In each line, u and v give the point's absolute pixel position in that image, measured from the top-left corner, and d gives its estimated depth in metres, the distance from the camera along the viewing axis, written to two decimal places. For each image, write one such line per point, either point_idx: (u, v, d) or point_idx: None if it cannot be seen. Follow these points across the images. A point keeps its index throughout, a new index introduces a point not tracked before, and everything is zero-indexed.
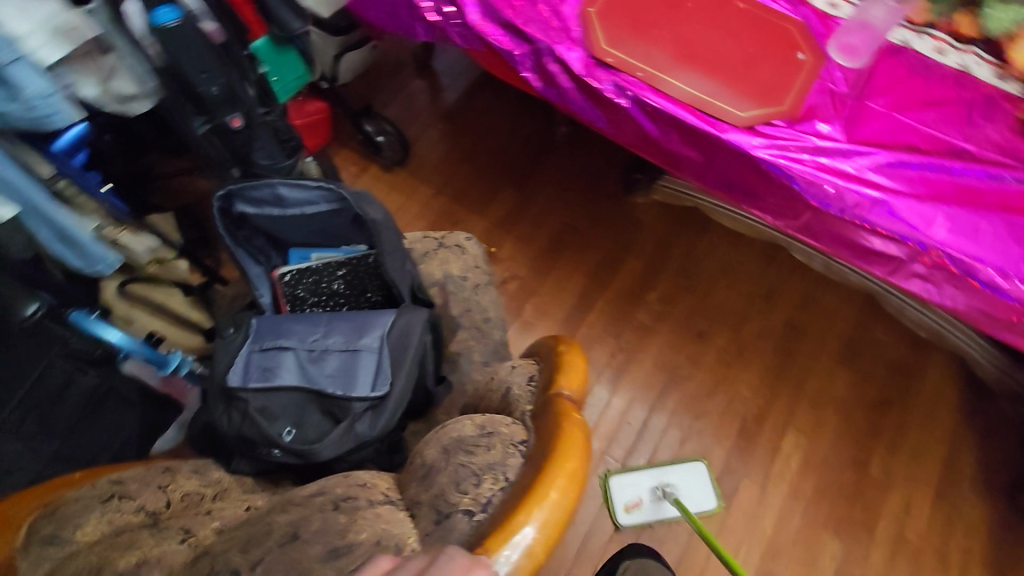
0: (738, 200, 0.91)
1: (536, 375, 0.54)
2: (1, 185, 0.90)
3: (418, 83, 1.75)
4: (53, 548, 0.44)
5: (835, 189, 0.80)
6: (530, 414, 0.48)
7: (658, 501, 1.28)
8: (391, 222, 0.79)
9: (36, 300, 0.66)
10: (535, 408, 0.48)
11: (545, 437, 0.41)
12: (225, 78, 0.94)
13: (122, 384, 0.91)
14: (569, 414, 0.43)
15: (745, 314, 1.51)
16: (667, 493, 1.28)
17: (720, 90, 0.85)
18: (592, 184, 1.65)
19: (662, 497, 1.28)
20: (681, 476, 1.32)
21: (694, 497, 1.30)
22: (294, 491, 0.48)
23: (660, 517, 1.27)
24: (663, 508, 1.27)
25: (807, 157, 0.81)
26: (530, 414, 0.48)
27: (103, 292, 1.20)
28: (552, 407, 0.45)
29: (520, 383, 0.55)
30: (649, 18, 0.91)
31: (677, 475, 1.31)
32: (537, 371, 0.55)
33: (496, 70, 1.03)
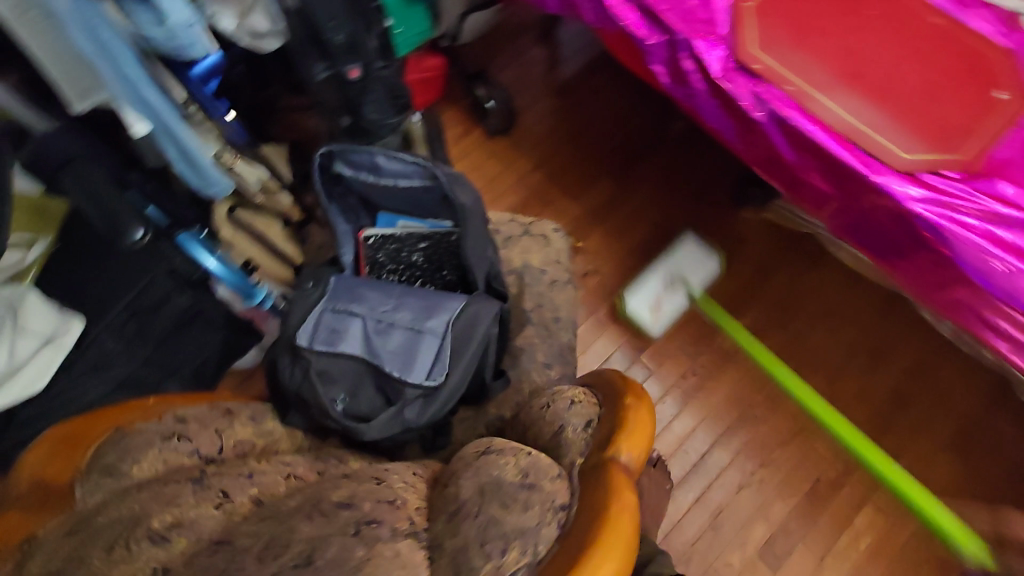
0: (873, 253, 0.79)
1: (595, 421, 0.49)
2: (143, 104, 0.96)
3: (539, 50, 1.67)
4: (110, 480, 0.48)
5: (1006, 269, 0.65)
6: (578, 470, 0.44)
7: (672, 292, 1.38)
8: (479, 209, 0.76)
9: (142, 226, 0.70)
10: (585, 465, 0.44)
11: (589, 515, 0.37)
12: (352, 28, 0.93)
13: (210, 309, 0.97)
14: (622, 488, 0.39)
15: (844, 366, 1.36)
16: (680, 282, 1.37)
17: (883, 123, 0.72)
18: (702, 188, 1.52)
19: (675, 287, 1.37)
20: (685, 259, 1.39)
21: (698, 268, 1.40)
22: (328, 484, 0.47)
23: (675, 306, 1.38)
24: (675, 297, 1.38)
25: (976, 224, 0.67)
26: (579, 470, 0.44)
27: (215, 212, 1.28)
28: (602, 472, 0.41)
29: (575, 426, 0.50)
30: (814, 23, 0.78)
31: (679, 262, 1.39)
32: (597, 416, 0.51)
33: (622, 54, 0.94)
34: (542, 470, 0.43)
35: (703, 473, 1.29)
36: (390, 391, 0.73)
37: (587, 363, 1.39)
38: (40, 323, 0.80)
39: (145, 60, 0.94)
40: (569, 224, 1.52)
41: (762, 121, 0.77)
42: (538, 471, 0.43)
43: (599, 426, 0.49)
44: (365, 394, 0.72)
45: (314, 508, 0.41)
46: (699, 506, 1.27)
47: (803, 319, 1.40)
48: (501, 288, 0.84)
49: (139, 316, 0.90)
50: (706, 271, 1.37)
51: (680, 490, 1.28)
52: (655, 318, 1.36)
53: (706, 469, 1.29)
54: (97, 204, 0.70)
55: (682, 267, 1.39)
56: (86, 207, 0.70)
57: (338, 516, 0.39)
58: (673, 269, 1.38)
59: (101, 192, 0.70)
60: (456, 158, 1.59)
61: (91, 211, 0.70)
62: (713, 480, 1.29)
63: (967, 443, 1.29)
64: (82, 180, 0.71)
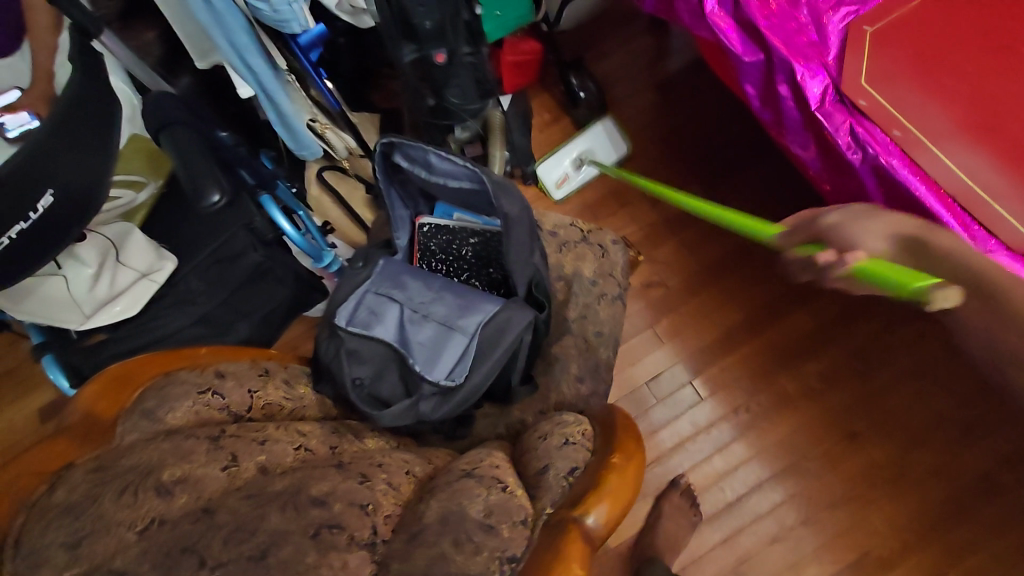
0: None
1: (579, 468, 0.48)
2: (250, 71, 1.04)
3: (645, 40, 1.58)
4: (146, 422, 0.55)
5: None
6: (544, 522, 0.44)
7: (578, 169, 1.48)
8: (525, 217, 0.75)
9: (218, 191, 0.76)
10: (551, 518, 0.43)
11: None
12: (440, 15, 0.98)
13: (280, 266, 1.06)
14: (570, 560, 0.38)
15: (925, 436, 1.21)
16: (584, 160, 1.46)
17: (1006, 188, 0.61)
18: (797, 212, 1.39)
19: (580, 164, 1.47)
20: (596, 144, 1.48)
21: (608, 150, 1.49)
22: (319, 471, 0.51)
23: (582, 177, 1.48)
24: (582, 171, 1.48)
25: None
26: (543, 523, 0.44)
27: (307, 170, 1.35)
28: (559, 530, 0.41)
29: (559, 469, 0.50)
30: (947, 57, 0.67)
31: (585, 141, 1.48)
32: (584, 465, 0.50)
33: (717, 65, 0.87)
34: (505, 513, 0.44)
35: (735, 515, 1.22)
36: (412, 380, 0.75)
37: (634, 376, 1.35)
38: (139, 259, 0.92)
39: (256, 29, 1.01)
40: (643, 229, 1.45)
41: (856, 165, 0.69)
42: (503, 511, 0.44)
43: (580, 474, 0.48)
44: (389, 378, 0.76)
45: (292, 498, 0.44)
46: (723, 547, 1.21)
47: (885, 376, 1.25)
48: (541, 297, 0.83)
49: (219, 264, 1.00)
50: (611, 152, 1.47)
51: (706, 526, 1.22)
52: (563, 187, 1.48)
53: (740, 512, 1.22)
54: (188, 165, 0.78)
55: (590, 147, 1.48)
56: (179, 167, 0.78)
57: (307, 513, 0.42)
58: (584, 150, 1.47)
59: (192, 158, 0.79)
60: (539, 145, 1.57)
61: (182, 173, 0.78)
62: (745, 524, 1.22)
63: None
64: (180, 144, 0.80)
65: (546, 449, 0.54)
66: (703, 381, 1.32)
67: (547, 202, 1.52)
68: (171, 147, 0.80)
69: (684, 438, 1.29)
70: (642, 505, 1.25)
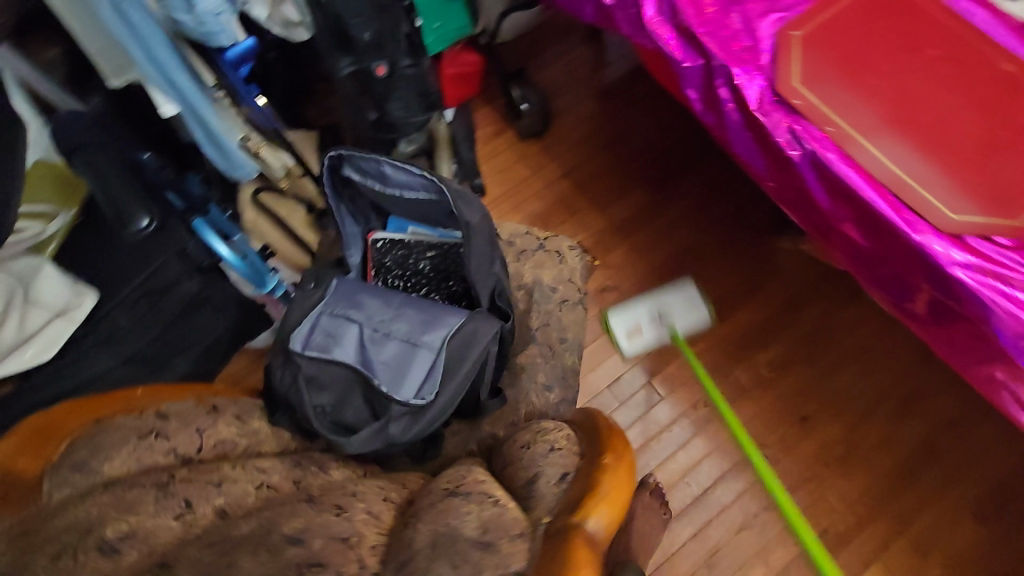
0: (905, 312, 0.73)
1: (571, 473, 0.47)
2: (172, 87, 0.97)
3: (580, 53, 1.62)
4: (79, 476, 0.48)
5: None
6: (543, 530, 0.42)
7: (656, 328, 1.32)
8: (485, 226, 0.74)
9: (149, 215, 0.70)
10: (551, 526, 0.42)
11: None
12: (379, 26, 0.93)
13: (221, 294, 0.98)
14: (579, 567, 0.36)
15: (865, 414, 1.29)
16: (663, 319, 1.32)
17: (929, 174, 0.66)
18: (734, 212, 1.46)
19: (659, 323, 1.32)
20: (676, 300, 1.34)
21: (688, 312, 1.33)
22: (289, 507, 0.46)
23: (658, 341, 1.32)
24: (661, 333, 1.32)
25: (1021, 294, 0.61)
26: (543, 532, 0.42)
27: (241, 195, 1.30)
28: (564, 537, 0.39)
29: (550, 477, 0.48)
30: (866, 58, 0.72)
31: (670, 298, 1.35)
32: (574, 469, 0.48)
33: (657, 72, 0.90)
34: (501, 527, 0.42)
35: (704, 508, 1.25)
36: (378, 403, 0.72)
37: (596, 381, 1.35)
38: (53, 295, 0.83)
39: (177, 44, 0.95)
40: (593, 236, 1.48)
41: (797, 161, 0.72)
42: (500, 525, 0.42)
43: (573, 477, 0.46)
44: (353, 404, 0.71)
45: (263, 539, 0.40)
46: (695, 541, 1.23)
47: (827, 360, 1.33)
48: (504, 306, 0.81)
49: (149, 296, 0.92)
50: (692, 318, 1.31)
51: (678, 523, 1.24)
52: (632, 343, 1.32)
53: (707, 504, 1.25)
54: (110, 187, 0.71)
55: (669, 306, 1.34)
56: (98, 191, 0.71)
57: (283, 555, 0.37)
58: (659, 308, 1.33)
59: (114, 179, 0.72)
60: (485, 158, 1.57)
61: (101, 197, 0.71)
62: (713, 516, 1.24)
63: (995, 509, 1.21)
64: (99, 166, 0.72)
65: (533, 459, 0.52)
66: (661, 380, 1.35)
67: (497, 214, 1.52)
68: (85, 169, 0.72)
69: (649, 437, 1.30)
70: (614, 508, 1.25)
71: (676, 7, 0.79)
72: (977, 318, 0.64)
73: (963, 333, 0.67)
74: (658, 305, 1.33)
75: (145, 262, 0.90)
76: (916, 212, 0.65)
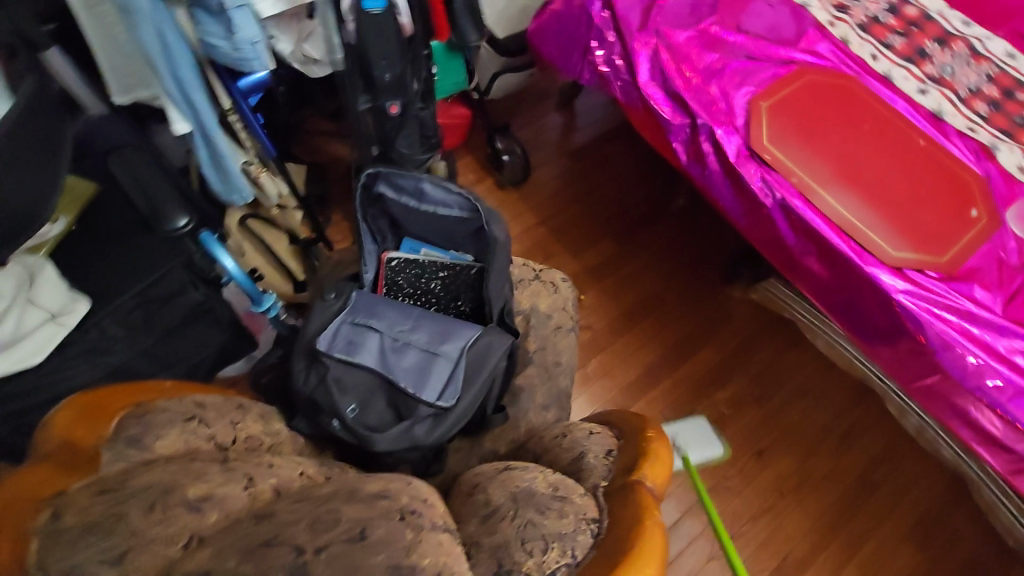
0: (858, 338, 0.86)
1: (615, 450, 0.52)
2: (191, 106, 1.00)
3: (556, 116, 1.80)
4: (134, 450, 0.48)
5: (978, 364, 0.72)
6: (603, 491, 0.47)
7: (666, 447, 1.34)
8: (506, 246, 0.81)
9: (186, 216, 0.72)
10: (610, 487, 0.46)
11: (622, 528, 0.39)
12: (400, 69, 1.03)
13: (219, 309, 0.97)
14: (650, 509, 0.41)
15: (813, 447, 1.41)
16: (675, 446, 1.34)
17: (874, 220, 0.81)
18: (693, 262, 1.62)
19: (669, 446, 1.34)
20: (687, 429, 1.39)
21: (700, 445, 1.36)
22: (358, 479, 0.48)
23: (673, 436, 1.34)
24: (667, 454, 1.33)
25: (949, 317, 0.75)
26: (603, 491, 0.46)
27: (227, 219, 1.27)
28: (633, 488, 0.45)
29: (595, 453, 0.53)
30: (819, 127, 0.89)
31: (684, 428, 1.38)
32: (616, 448, 0.54)
33: (645, 129, 1.05)
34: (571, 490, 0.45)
35: (674, 539, 1.29)
36: (401, 406, 0.74)
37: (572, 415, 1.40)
38: (51, 298, 0.80)
39: (202, 67, 1.00)
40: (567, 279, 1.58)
41: (767, 206, 0.86)
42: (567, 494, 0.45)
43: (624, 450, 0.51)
44: (376, 407, 0.74)
45: (352, 495, 0.42)
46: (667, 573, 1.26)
47: (778, 398, 1.46)
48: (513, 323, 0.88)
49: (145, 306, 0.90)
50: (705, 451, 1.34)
51: None
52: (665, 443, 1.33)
53: (678, 536, 1.29)
54: (146, 188, 0.73)
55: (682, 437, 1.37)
56: (135, 191, 0.73)
57: (379, 504, 0.40)
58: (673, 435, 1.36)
59: (151, 180, 0.74)
60: None
61: (137, 195, 0.72)
62: (684, 548, 1.29)
63: (928, 533, 1.32)
64: (135, 168, 0.74)
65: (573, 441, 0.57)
66: None
67: None
68: (123, 169, 0.74)
69: None
70: None
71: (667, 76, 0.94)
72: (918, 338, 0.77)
73: (905, 353, 0.80)
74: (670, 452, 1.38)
75: (147, 270, 0.88)
76: (865, 249, 0.80)
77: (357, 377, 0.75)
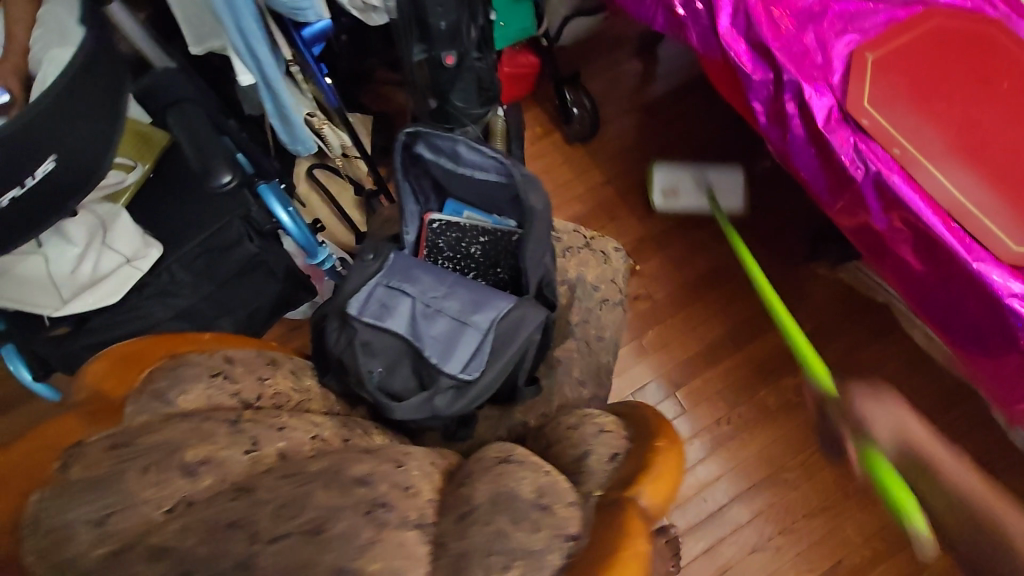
0: (954, 344, 0.73)
1: (621, 455, 0.49)
2: (253, 57, 1.01)
3: (634, 64, 1.64)
4: (157, 404, 0.51)
5: None
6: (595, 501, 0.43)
7: (692, 190, 1.50)
8: (546, 214, 0.76)
9: (230, 172, 0.73)
10: (604, 498, 0.43)
11: (596, 554, 0.36)
12: (456, 16, 0.97)
13: (273, 260, 1.02)
14: (635, 535, 0.38)
15: (891, 450, 1.28)
16: (705, 185, 1.48)
17: (995, 205, 0.67)
18: (774, 234, 1.46)
19: (698, 187, 1.49)
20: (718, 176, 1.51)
21: (731, 197, 1.49)
22: (350, 457, 0.48)
23: (691, 205, 1.49)
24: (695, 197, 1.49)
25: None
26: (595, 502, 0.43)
27: (297, 167, 1.34)
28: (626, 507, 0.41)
29: (600, 456, 0.50)
30: (938, 85, 0.73)
31: (718, 177, 1.51)
32: (623, 452, 0.50)
33: (720, 84, 0.91)
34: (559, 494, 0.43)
35: (717, 524, 1.24)
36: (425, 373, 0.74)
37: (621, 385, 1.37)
38: (125, 243, 0.86)
39: (263, 16, 0.99)
40: (630, 244, 1.50)
41: (859, 180, 0.73)
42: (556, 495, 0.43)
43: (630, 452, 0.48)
44: (400, 372, 0.74)
45: (332, 478, 0.41)
46: (705, 556, 1.23)
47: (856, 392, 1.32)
48: (551, 296, 0.84)
49: (209, 253, 0.95)
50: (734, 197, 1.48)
51: (689, 537, 1.23)
52: (665, 199, 1.50)
53: (722, 521, 1.24)
54: (196, 142, 0.75)
55: (714, 179, 1.50)
56: (188, 145, 0.75)
57: (352, 493, 0.40)
58: (704, 175, 1.50)
59: (201, 136, 0.76)
60: (531, 157, 1.60)
61: (188, 148, 0.75)
62: (727, 534, 1.24)
63: None
64: (189, 123, 0.76)
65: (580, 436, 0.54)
66: (686, 392, 1.35)
67: None
68: (177, 125, 0.77)
69: None
70: None
71: (751, 23, 0.80)
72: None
73: (1010, 369, 0.67)
74: (705, 176, 1.50)
75: (210, 220, 0.94)
76: (975, 241, 0.66)
77: (387, 341, 0.76)
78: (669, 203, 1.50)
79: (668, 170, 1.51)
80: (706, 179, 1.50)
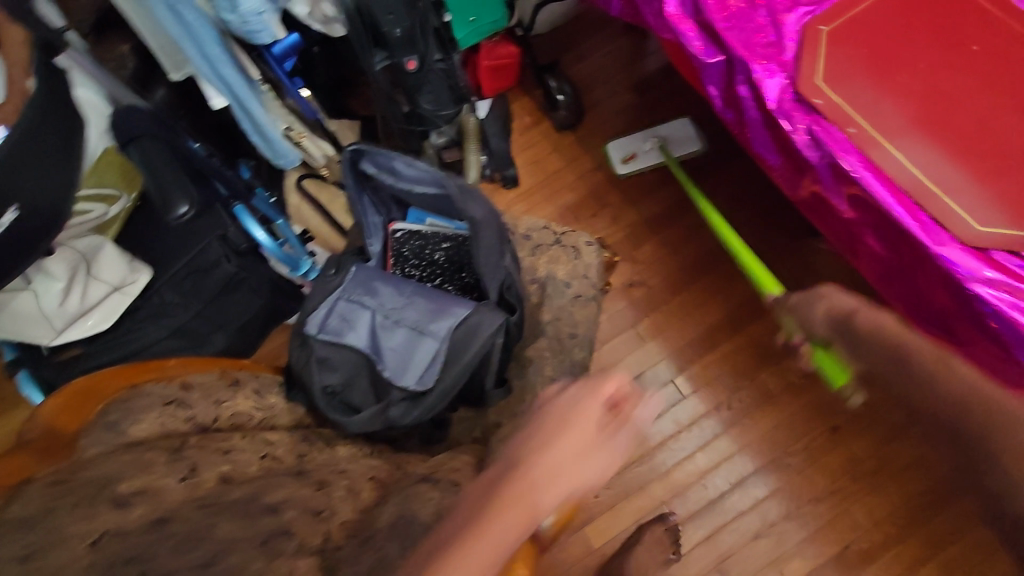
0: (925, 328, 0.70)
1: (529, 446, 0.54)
2: (220, 81, 1.04)
3: (622, 43, 1.59)
4: (109, 435, 0.58)
5: None
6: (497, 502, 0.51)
7: (650, 152, 1.47)
8: (491, 222, 0.77)
9: (187, 203, 0.77)
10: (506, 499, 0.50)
11: None
12: (410, 21, 0.99)
13: (255, 276, 1.06)
14: None
15: (902, 429, 1.23)
16: (657, 143, 1.46)
17: (962, 182, 0.62)
18: (773, 210, 1.40)
19: (653, 148, 1.46)
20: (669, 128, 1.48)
21: (687, 143, 1.46)
22: (278, 480, 0.56)
23: (652, 163, 1.47)
24: (654, 156, 1.47)
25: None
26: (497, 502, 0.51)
27: (285, 179, 1.38)
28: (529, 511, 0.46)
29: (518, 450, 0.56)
30: (901, 54, 0.68)
31: (668, 130, 1.48)
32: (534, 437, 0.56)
33: (680, 66, 0.88)
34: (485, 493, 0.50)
35: (719, 512, 1.23)
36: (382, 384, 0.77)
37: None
38: (111, 271, 0.92)
39: (225, 41, 1.01)
40: (622, 230, 1.47)
41: (815, 163, 0.70)
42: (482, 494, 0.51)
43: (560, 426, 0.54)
44: (359, 385, 0.77)
45: (248, 507, 0.51)
46: (707, 543, 1.22)
47: None
48: (512, 299, 0.85)
49: (193, 275, 1.00)
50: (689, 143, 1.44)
51: (689, 525, 1.23)
52: (628, 164, 1.47)
53: (723, 508, 1.23)
54: (156, 178, 0.79)
55: (666, 134, 1.47)
56: (147, 180, 0.79)
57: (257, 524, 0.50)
58: (655, 134, 1.47)
59: (161, 170, 0.80)
60: (519, 148, 1.58)
61: (149, 184, 0.79)
62: (729, 521, 1.22)
63: None
64: (147, 157, 0.80)
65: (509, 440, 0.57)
66: (685, 379, 1.33)
67: (528, 206, 1.53)
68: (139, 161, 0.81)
69: (667, 437, 1.28)
70: (624, 504, 1.25)
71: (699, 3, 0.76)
72: (1001, 341, 0.60)
73: (984, 356, 0.63)
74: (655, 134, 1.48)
75: (191, 243, 0.99)
76: (940, 226, 0.62)
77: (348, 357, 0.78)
78: (632, 166, 1.47)
79: (619, 142, 1.49)
80: (656, 134, 1.47)
